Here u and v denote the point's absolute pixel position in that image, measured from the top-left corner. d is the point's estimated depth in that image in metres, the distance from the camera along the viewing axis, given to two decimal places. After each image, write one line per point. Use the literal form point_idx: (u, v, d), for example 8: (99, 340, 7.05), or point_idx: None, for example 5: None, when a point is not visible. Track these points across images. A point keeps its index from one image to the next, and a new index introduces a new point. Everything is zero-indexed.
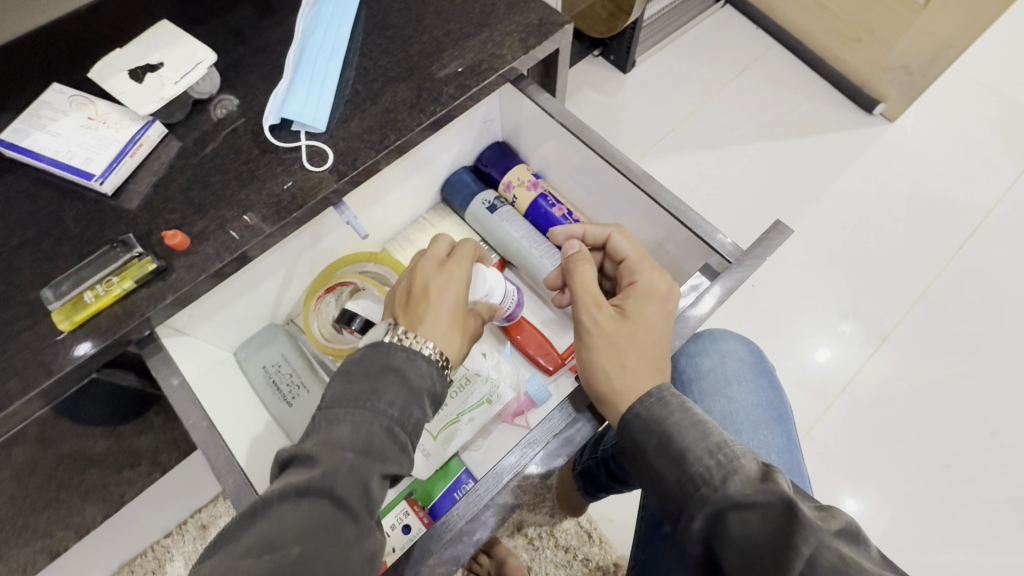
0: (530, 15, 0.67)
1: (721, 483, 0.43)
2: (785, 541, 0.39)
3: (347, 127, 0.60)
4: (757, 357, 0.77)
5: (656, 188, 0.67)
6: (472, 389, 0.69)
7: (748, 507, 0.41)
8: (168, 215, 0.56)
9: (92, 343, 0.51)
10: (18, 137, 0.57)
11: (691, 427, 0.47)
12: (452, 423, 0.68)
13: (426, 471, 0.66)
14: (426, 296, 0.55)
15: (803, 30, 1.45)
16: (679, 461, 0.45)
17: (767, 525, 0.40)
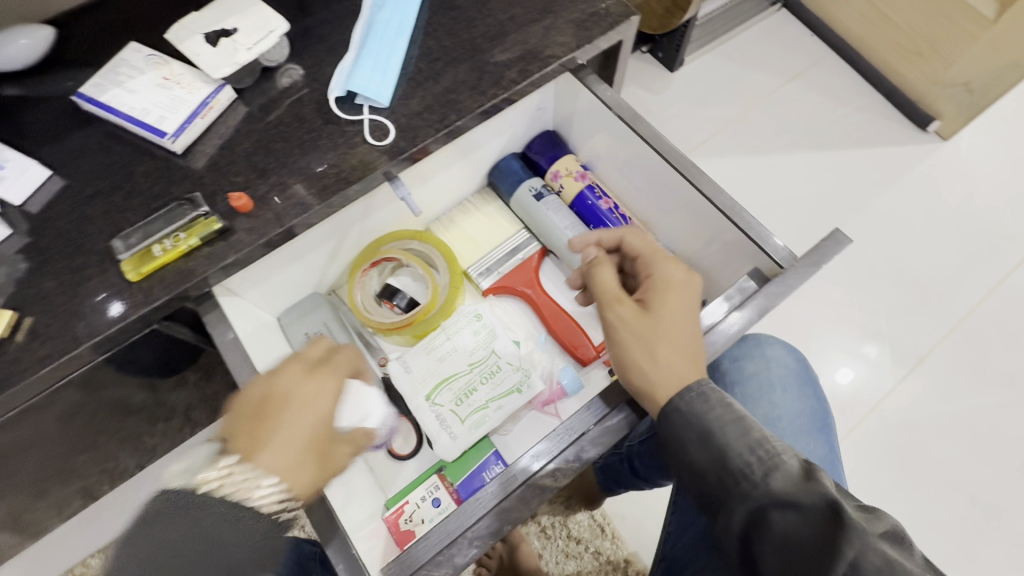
0: (597, 4, 0.67)
1: (763, 478, 0.43)
2: (832, 541, 0.39)
3: (409, 104, 0.61)
4: (803, 366, 0.76)
5: (709, 187, 0.66)
6: (502, 378, 0.70)
7: (792, 505, 0.41)
8: (233, 177, 0.57)
9: (123, 304, 0.52)
10: (97, 92, 0.59)
11: (734, 424, 0.47)
12: (482, 409, 0.68)
13: (453, 452, 0.67)
14: (275, 411, 0.51)
15: (861, 40, 1.40)
16: (719, 458, 0.46)
17: (815, 524, 0.40)
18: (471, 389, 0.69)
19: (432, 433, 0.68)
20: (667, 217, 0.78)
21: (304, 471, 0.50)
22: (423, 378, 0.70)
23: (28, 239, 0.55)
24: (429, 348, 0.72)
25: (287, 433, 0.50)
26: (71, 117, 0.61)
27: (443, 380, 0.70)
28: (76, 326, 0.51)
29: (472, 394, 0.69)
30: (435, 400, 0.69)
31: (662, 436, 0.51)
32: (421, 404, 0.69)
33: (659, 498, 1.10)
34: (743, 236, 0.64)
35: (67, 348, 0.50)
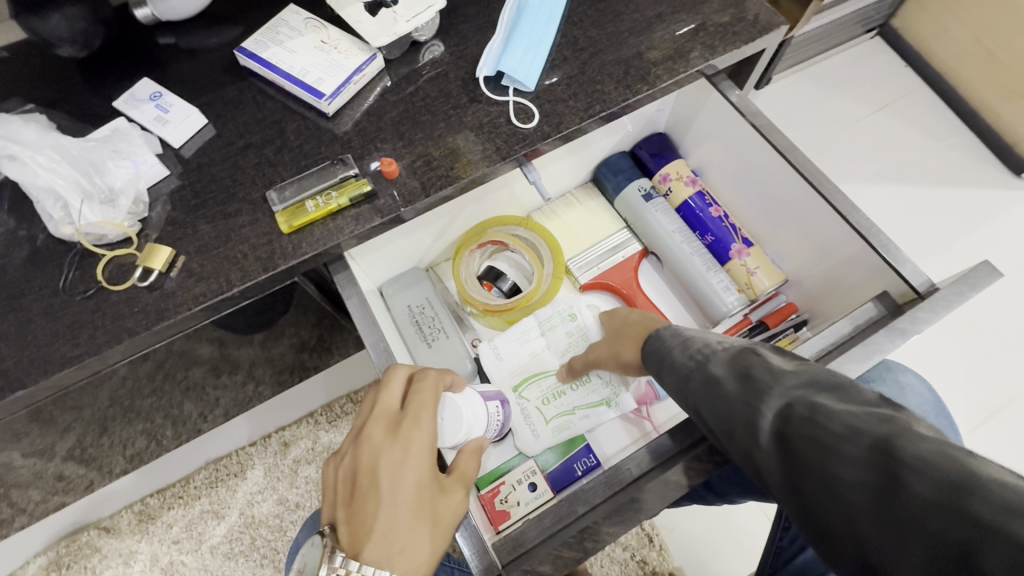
0: (745, 11, 0.67)
1: (691, 380, 0.43)
2: (744, 411, 0.37)
3: (554, 90, 0.62)
4: (935, 401, 0.72)
5: (844, 204, 0.64)
6: (593, 389, 0.70)
7: (715, 393, 0.40)
8: (380, 144, 0.59)
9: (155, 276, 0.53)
10: (258, 48, 0.61)
11: (667, 350, 0.48)
12: (568, 415, 0.69)
13: (534, 447, 0.68)
14: (373, 489, 0.49)
15: (960, 76, 1.35)
16: (669, 367, 0.46)
17: (729, 401, 0.39)
18: (560, 391, 0.70)
19: (517, 425, 0.69)
20: (779, 232, 0.76)
21: (428, 534, 0.49)
22: (513, 368, 0.72)
23: (180, 181, 0.57)
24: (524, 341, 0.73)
25: (390, 512, 0.48)
26: (223, 71, 0.63)
27: (533, 375, 0.72)
28: (232, 269, 0.53)
29: (561, 397, 0.70)
30: (523, 392, 0.71)
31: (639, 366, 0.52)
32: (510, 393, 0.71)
33: (710, 517, 1.08)
34: (875, 257, 0.62)
35: (218, 289, 0.52)
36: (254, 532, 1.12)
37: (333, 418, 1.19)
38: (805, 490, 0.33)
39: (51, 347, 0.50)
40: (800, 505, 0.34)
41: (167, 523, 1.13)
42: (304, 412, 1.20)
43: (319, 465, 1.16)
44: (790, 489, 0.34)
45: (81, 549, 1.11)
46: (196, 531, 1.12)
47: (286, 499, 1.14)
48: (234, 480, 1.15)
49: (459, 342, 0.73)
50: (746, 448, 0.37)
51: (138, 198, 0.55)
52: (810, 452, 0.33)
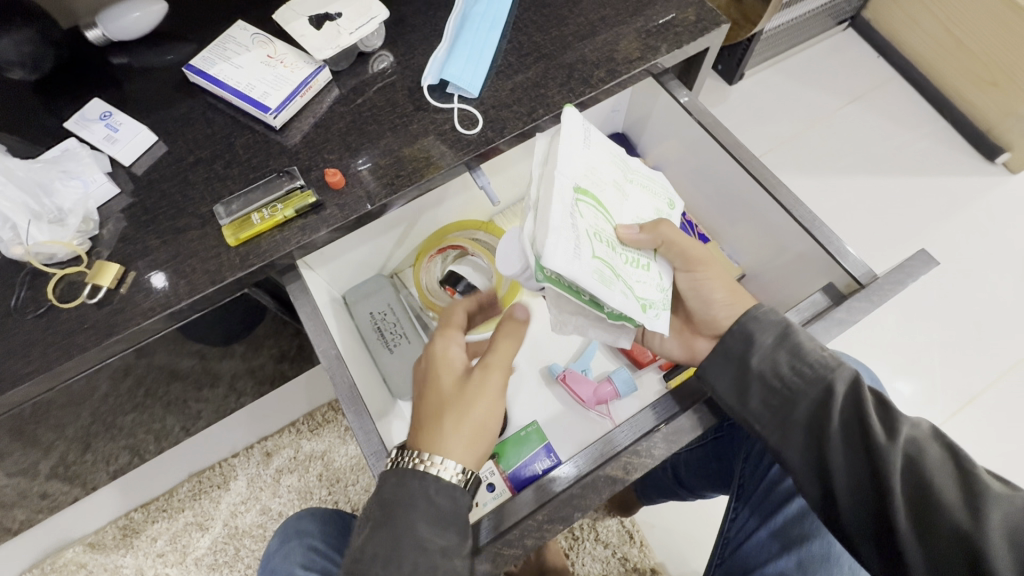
0: (687, 11, 0.68)
1: (818, 395, 0.48)
2: (880, 445, 0.44)
3: (498, 96, 0.63)
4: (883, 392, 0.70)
5: (789, 199, 0.65)
6: (646, 278, 0.58)
7: (854, 420, 0.46)
8: (327, 155, 0.60)
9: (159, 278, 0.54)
10: (206, 65, 0.62)
11: (787, 338, 0.50)
12: (610, 266, 0.54)
13: (562, 268, 0.49)
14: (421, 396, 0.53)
15: (931, 65, 1.35)
16: (791, 364, 0.49)
17: (875, 436, 0.44)
18: (614, 245, 0.56)
19: (556, 232, 0.50)
20: (734, 228, 0.77)
21: (474, 414, 0.51)
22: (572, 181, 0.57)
23: (131, 199, 0.58)
24: (612, 177, 0.60)
25: (435, 410, 0.52)
26: (175, 88, 0.64)
27: (601, 204, 0.57)
28: (182, 281, 0.54)
29: (612, 249, 0.55)
30: (582, 202, 0.54)
31: (728, 352, 0.52)
32: (567, 192, 0.53)
33: (692, 512, 1.08)
34: (819, 250, 0.63)
35: (168, 303, 0.53)
36: (238, 542, 1.13)
37: (315, 426, 1.20)
38: (934, 529, 0.42)
39: (3, 365, 0.51)
40: (914, 533, 0.43)
41: (151, 537, 1.13)
42: (285, 422, 1.20)
43: (301, 474, 1.17)
44: (915, 524, 0.43)
45: (67, 565, 1.11)
46: (180, 543, 1.13)
47: (269, 509, 1.15)
48: (218, 491, 1.16)
49: (420, 346, 0.74)
50: (868, 469, 0.45)
51: (87, 216, 0.55)
52: (943, 487, 0.43)
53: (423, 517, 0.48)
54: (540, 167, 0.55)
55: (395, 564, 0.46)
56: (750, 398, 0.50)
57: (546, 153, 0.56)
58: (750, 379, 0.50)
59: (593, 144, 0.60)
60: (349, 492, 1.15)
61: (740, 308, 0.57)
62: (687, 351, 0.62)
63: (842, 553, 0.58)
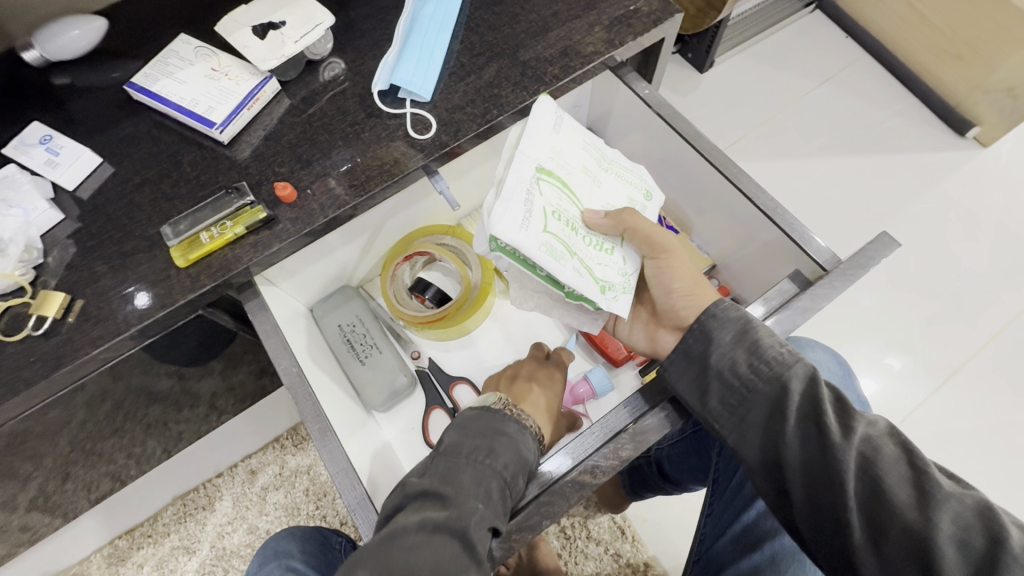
0: (641, 3, 0.67)
1: (774, 392, 0.48)
2: (835, 442, 0.45)
3: (451, 98, 0.62)
4: (848, 377, 0.71)
5: (751, 187, 0.65)
6: (609, 261, 0.59)
7: (810, 419, 0.46)
8: (277, 168, 0.59)
9: (120, 302, 0.53)
10: (148, 82, 0.60)
11: (745, 334, 0.50)
12: (564, 244, 0.56)
13: (506, 237, 0.53)
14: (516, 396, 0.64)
15: (897, 43, 1.35)
16: (750, 361, 0.49)
17: (831, 435, 0.45)
18: (576, 227, 0.58)
19: (505, 203, 0.54)
20: (702, 218, 0.77)
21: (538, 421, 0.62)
22: (549, 158, 0.59)
23: (76, 224, 0.56)
24: (585, 163, 0.61)
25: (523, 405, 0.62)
26: (118, 106, 0.62)
27: (566, 186, 0.59)
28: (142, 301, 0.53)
29: (571, 229, 0.58)
30: (543, 182, 0.57)
31: (689, 350, 0.53)
32: (526, 171, 0.56)
33: (682, 504, 1.07)
34: (784, 237, 0.63)
35: (118, 331, 0.52)
36: (226, 564, 1.11)
37: (299, 441, 1.18)
38: (884, 526, 0.42)
39: None
40: (866, 529, 0.43)
41: (138, 563, 1.11)
42: (269, 438, 1.19)
43: (287, 490, 1.15)
44: (870, 521, 0.43)
45: None
46: (167, 568, 1.11)
47: (256, 527, 1.13)
48: (203, 513, 1.14)
49: (392, 356, 0.73)
50: (823, 467, 0.45)
51: (30, 245, 0.54)
52: (896, 485, 0.43)
53: (494, 481, 0.48)
54: (509, 149, 0.58)
55: (447, 506, 0.46)
56: (709, 397, 0.51)
57: (518, 136, 0.59)
58: (708, 378, 0.51)
59: (569, 129, 0.61)
60: (336, 506, 1.14)
61: (698, 300, 0.56)
62: (651, 343, 0.62)
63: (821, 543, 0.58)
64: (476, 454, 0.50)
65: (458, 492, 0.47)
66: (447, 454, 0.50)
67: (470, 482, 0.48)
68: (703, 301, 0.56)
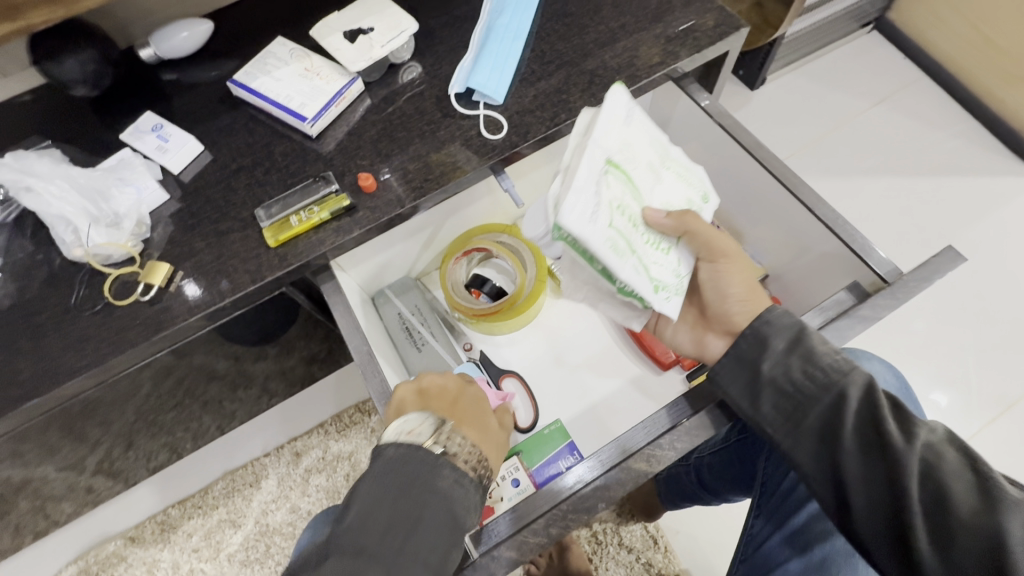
0: (707, 17, 0.70)
1: (833, 397, 0.48)
2: (896, 450, 0.45)
3: (521, 102, 0.65)
4: (904, 393, 0.70)
5: (810, 198, 0.66)
6: (664, 262, 0.59)
7: (871, 425, 0.46)
8: (360, 160, 0.63)
9: (201, 283, 0.58)
10: (248, 79, 0.66)
11: (799, 341, 0.51)
12: (626, 240, 0.55)
13: (573, 229, 0.50)
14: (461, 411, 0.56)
15: (960, 65, 1.32)
16: (807, 367, 0.50)
17: (894, 442, 0.45)
18: (637, 224, 0.57)
19: (576, 193, 0.51)
20: (756, 228, 0.78)
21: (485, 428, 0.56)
22: (617, 148, 0.56)
23: (179, 204, 0.62)
24: (648, 157, 0.60)
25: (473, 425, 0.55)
26: (218, 101, 0.68)
27: (631, 180, 0.57)
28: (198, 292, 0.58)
29: (634, 226, 0.56)
30: (611, 175, 0.54)
31: (740, 356, 0.54)
32: (597, 162, 0.53)
33: (716, 518, 1.06)
34: (844, 249, 0.63)
35: (211, 302, 0.57)
36: (268, 540, 1.16)
37: (342, 427, 1.23)
38: (950, 533, 0.43)
39: (61, 358, 0.55)
40: (929, 536, 0.43)
41: (187, 532, 1.17)
42: (314, 422, 1.24)
43: (329, 474, 1.20)
44: (935, 529, 0.43)
45: (108, 558, 1.15)
46: (214, 539, 1.16)
47: (298, 507, 1.18)
48: (249, 489, 1.20)
49: (446, 345, 0.76)
50: (883, 474, 0.45)
51: (140, 220, 0.60)
52: (960, 493, 0.43)
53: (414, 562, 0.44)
54: (576, 136, 0.55)
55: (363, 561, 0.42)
56: (761, 402, 0.52)
57: (587, 124, 0.56)
58: (760, 386, 0.52)
59: (635, 121, 0.59)
60: None
61: (753, 306, 0.59)
62: (697, 346, 0.64)
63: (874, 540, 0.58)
64: (400, 510, 0.45)
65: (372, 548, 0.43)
66: (375, 496, 0.45)
67: (407, 531, 0.44)
68: (756, 307, 0.59)
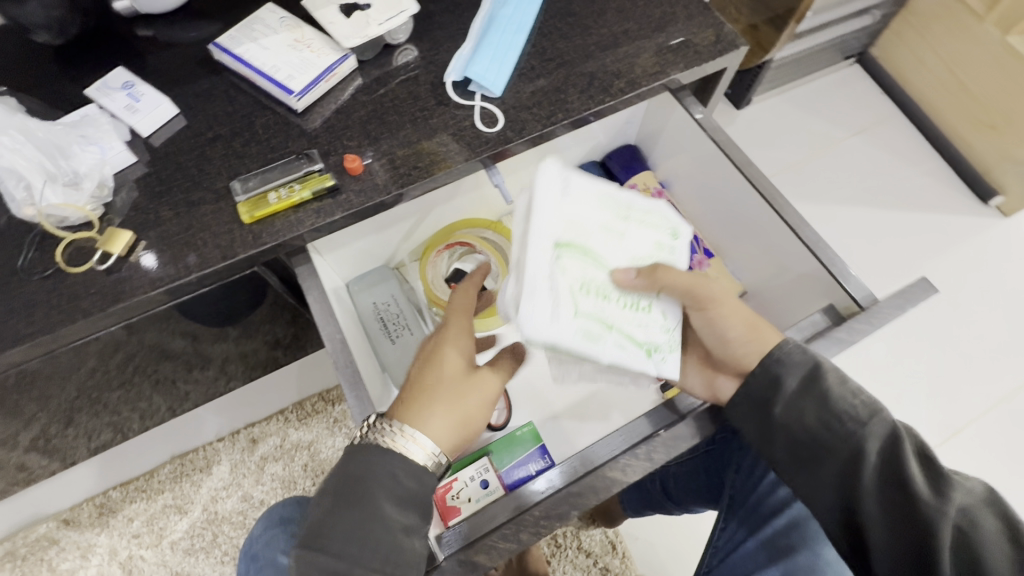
0: (707, 31, 0.70)
1: (859, 448, 0.48)
2: (922, 512, 0.45)
3: (519, 98, 0.64)
4: None
5: (795, 219, 0.67)
6: (648, 320, 0.57)
7: (896, 483, 0.47)
8: (347, 141, 0.61)
9: (156, 258, 0.54)
10: (233, 44, 0.62)
11: (819, 383, 0.51)
12: (601, 321, 0.54)
13: (539, 335, 0.51)
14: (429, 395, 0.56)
15: (933, 107, 1.38)
16: (828, 416, 0.50)
17: (922, 503, 0.45)
18: (607, 294, 0.56)
19: (530, 296, 0.51)
20: (738, 246, 0.79)
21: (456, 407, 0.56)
22: (563, 225, 0.55)
23: (146, 169, 0.58)
24: (603, 217, 0.58)
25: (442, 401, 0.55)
26: (198, 64, 0.64)
27: (588, 253, 0.56)
28: (165, 263, 0.54)
29: (604, 300, 0.55)
30: (564, 257, 0.54)
31: (754, 399, 0.54)
32: (545, 251, 0.53)
33: (674, 527, 1.08)
34: (823, 271, 0.65)
35: (176, 276, 0.53)
36: (216, 528, 1.11)
37: (304, 415, 1.19)
38: None
39: (3, 325, 0.51)
40: None
41: (128, 517, 1.11)
42: (273, 409, 1.19)
43: (286, 463, 1.16)
44: None
45: (38, 541, 1.09)
46: (157, 526, 1.11)
47: (250, 496, 1.13)
48: (200, 475, 1.14)
49: (421, 339, 0.74)
50: (909, 535, 0.45)
51: (102, 182, 0.55)
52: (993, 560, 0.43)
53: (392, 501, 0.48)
54: (518, 223, 0.55)
55: (347, 523, 0.46)
56: (775, 446, 0.53)
57: (525, 207, 0.55)
58: (774, 429, 0.53)
59: (580, 186, 0.58)
60: None
61: (762, 345, 0.54)
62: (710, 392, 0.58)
63: (829, 564, 0.60)
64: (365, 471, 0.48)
65: (351, 511, 0.46)
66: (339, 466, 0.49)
67: (379, 478, 0.48)
68: (763, 346, 0.54)
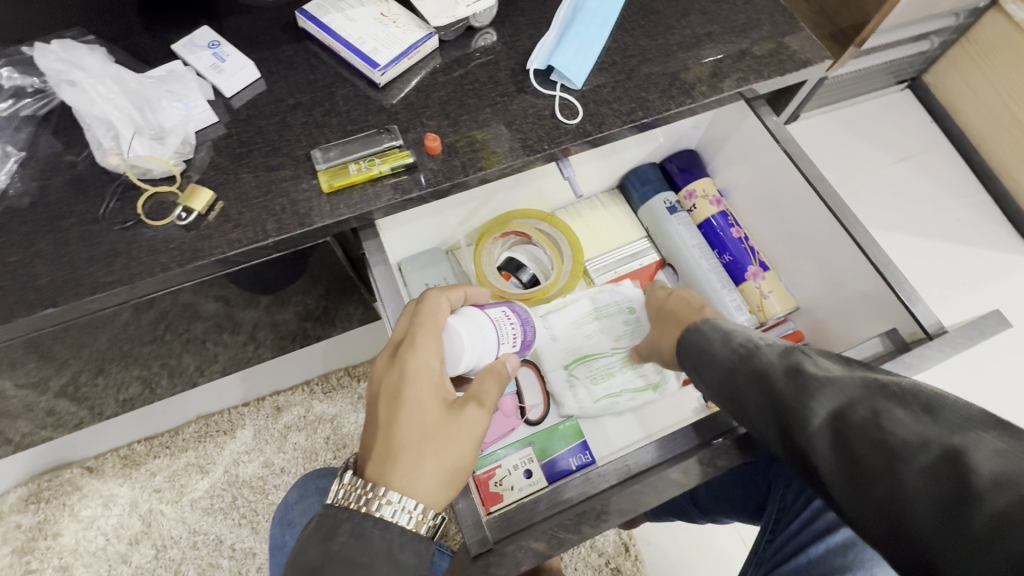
0: (791, 40, 0.69)
1: (802, 406, 0.38)
2: (884, 456, 0.34)
3: (600, 93, 0.64)
4: None
5: (866, 240, 0.65)
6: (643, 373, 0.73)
7: (847, 429, 0.36)
8: (426, 120, 0.61)
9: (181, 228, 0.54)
10: (319, 12, 0.62)
11: (776, 368, 0.41)
12: (613, 394, 0.73)
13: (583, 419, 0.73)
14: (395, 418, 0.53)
15: (984, 139, 1.31)
16: (767, 379, 0.41)
17: (875, 441, 0.34)
18: (609, 373, 0.74)
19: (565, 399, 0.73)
20: (795, 261, 0.78)
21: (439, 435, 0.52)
22: (565, 347, 0.75)
23: (226, 129, 0.58)
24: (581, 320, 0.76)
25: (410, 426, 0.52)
26: (281, 29, 0.64)
27: (584, 357, 0.75)
28: (244, 224, 0.54)
29: (609, 377, 0.73)
30: (573, 369, 0.74)
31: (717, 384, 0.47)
32: (560, 374, 0.74)
33: (688, 535, 1.08)
34: (888, 293, 0.64)
35: (255, 238, 0.54)
36: (236, 491, 1.12)
37: (328, 389, 1.19)
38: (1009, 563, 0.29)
39: (84, 271, 0.52)
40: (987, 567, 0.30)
41: (151, 471, 1.13)
42: (299, 379, 1.20)
43: (308, 434, 1.17)
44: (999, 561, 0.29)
45: (62, 485, 1.11)
46: (178, 483, 1.12)
47: (271, 463, 1.14)
48: (223, 437, 1.15)
49: None
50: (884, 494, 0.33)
51: (186, 139, 0.56)
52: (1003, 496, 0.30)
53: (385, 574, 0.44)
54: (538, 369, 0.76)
55: None
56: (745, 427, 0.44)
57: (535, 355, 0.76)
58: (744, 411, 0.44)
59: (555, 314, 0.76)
60: None
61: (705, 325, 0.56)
62: None
63: None
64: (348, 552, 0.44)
65: None
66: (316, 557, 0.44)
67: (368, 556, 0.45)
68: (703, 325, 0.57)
